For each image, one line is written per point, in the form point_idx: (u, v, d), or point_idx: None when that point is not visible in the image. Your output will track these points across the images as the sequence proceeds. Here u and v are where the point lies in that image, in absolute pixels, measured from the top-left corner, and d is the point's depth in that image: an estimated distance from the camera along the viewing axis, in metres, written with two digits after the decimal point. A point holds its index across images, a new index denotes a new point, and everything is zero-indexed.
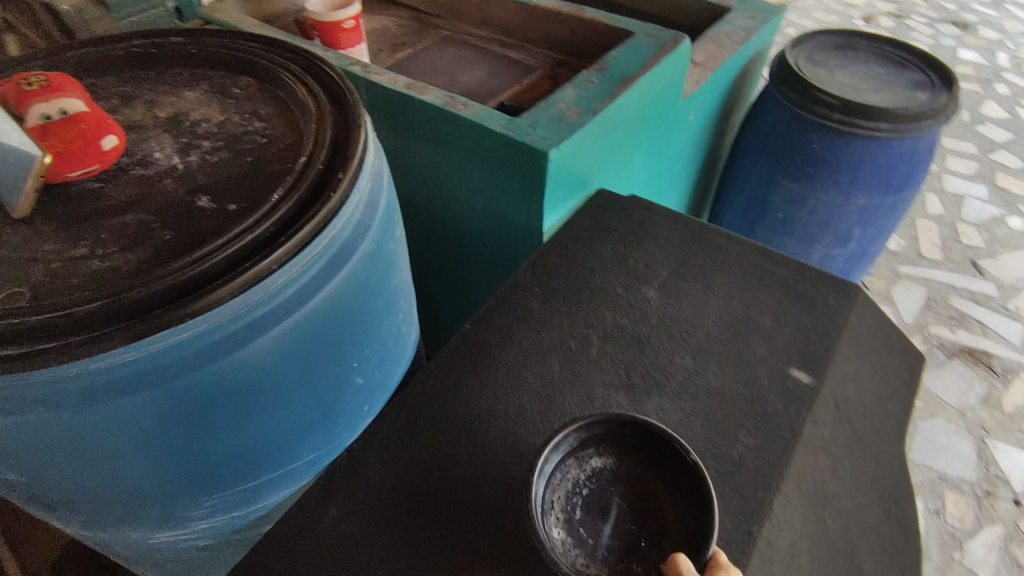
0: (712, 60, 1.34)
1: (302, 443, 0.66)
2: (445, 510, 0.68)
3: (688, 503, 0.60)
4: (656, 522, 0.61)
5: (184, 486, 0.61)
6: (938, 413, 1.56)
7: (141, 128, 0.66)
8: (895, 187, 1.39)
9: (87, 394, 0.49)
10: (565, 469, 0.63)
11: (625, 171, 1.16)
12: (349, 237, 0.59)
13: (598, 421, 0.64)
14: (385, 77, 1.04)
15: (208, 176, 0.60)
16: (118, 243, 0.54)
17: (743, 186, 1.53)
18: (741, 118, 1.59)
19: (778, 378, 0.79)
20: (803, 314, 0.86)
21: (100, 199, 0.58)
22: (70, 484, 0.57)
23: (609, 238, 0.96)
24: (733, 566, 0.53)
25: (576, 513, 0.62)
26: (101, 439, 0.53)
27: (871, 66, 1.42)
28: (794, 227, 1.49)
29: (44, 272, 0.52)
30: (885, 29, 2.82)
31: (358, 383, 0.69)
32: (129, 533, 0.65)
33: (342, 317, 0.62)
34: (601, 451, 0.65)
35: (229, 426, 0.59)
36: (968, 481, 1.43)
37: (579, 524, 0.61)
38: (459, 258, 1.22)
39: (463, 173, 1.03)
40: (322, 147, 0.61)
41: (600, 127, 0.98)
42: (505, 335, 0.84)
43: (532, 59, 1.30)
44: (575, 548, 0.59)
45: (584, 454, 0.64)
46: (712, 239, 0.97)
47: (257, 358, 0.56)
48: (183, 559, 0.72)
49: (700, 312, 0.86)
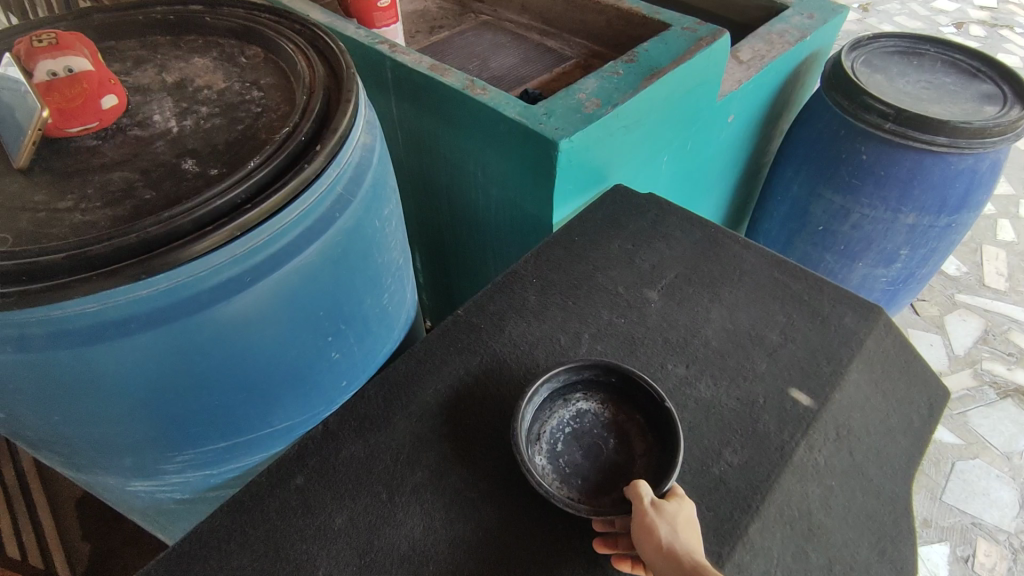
0: (758, 59, 1.28)
1: (274, 412, 0.67)
2: (408, 492, 0.67)
3: (660, 440, 0.69)
4: (628, 462, 0.69)
5: (153, 440, 0.62)
6: (979, 454, 1.44)
7: (147, 91, 0.68)
8: (951, 208, 1.27)
9: (51, 342, 0.51)
10: (553, 407, 0.73)
11: (650, 168, 1.12)
12: (326, 211, 0.59)
13: (585, 368, 0.73)
14: (409, 57, 1.04)
15: (199, 141, 0.61)
16: (101, 199, 0.56)
17: (783, 194, 1.45)
18: (789, 122, 1.51)
19: (776, 397, 0.74)
20: (814, 332, 0.81)
21: (95, 155, 0.60)
22: (44, 425, 0.59)
23: (619, 236, 0.93)
24: (684, 495, 0.60)
25: (559, 446, 0.71)
26: (68, 385, 0.54)
27: (936, 75, 1.31)
28: (834, 242, 1.40)
29: (28, 220, 0.54)
30: (975, 38, 2.61)
31: (335, 358, 0.68)
32: (105, 477, 0.67)
33: (317, 290, 0.62)
34: (587, 394, 0.74)
35: (196, 387, 0.59)
36: (1004, 531, 1.32)
37: (560, 455, 0.70)
38: (475, 244, 1.21)
39: (479, 157, 1.02)
40: (309, 118, 0.60)
41: (619, 120, 0.95)
42: (496, 324, 0.82)
43: (568, 48, 1.27)
44: (554, 474, 0.68)
45: (571, 396, 0.74)
46: (728, 245, 0.92)
47: (224, 323, 0.56)
48: (160, 508, 0.75)
49: (701, 319, 0.82)
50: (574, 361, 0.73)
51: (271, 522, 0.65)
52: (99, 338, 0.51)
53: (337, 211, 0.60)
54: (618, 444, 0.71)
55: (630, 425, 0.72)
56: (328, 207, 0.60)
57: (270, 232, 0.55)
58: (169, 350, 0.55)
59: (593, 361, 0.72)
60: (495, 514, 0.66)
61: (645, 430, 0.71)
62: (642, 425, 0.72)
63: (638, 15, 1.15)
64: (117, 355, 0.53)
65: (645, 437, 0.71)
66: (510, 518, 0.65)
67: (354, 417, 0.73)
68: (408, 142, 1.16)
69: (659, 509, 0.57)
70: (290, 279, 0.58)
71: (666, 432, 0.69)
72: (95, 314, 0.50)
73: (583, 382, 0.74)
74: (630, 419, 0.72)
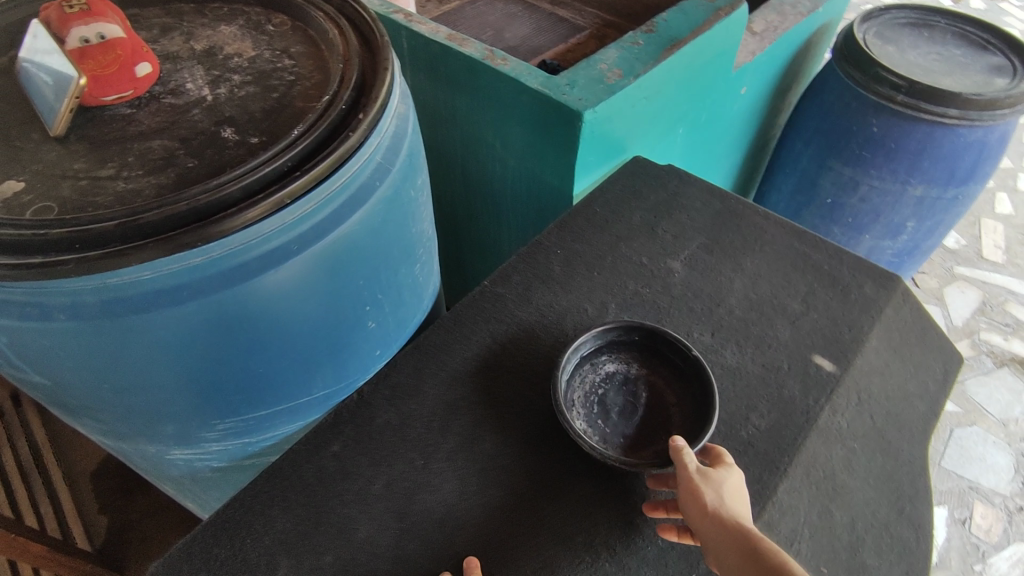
0: (772, 30, 1.27)
1: (313, 380, 0.67)
2: (447, 456, 0.69)
3: (691, 393, 0.72)
4: (662, 414, 0.73)
5: (196, 407, 0.63)
6: (977, 421, 1.48)
7: (177, 59, 0.67)
8: (959, 179, 1.29)
9: (102, 310, 0.51)
10: (583, 372, 0.75)
11: (666, 140, 1.12)
12: (367, 180, 0.59)
13: (610, 330, 0.75)
14: (427, 27, 1.02)
15: (235, 109, 0.61)
16: (143, 167, 0.55)
17: (792, 167, 1.46)
18: (798, 95, 1.51)
19: (799, 363, 0.76)
20: (835, 301, 0.82)
21: (131, 124, 0.60)
22: (89, 393, 0.59)
23: (641, 207, 0.94)
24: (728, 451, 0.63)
25: (595, 408, 0.73)
26: (118, 353, 0.55)
27: (947, 47, 1.32)
28: (842, 215, 1.42)
29: (71, 188, 0.53)
30: (976, 11, 2.61)
31: (371, 327, 0.69)
32: (145, 446, 0.68)
33: (358, 259, 0.62)
34: (612, 356, 0.77)
35: (241, 354, 0.60)
36: (1000, 494, 1.37)
37: (597, 416, 0.73)
38: (491, 217, 1.21)
39: (498, 129, 1.02)
40: (348, 86, 0.60)
41: (640, 91, 0.94)
42: (523, 294, 0.83)
43: (582, 18, 1.26)
44: (596, 435, 0.71)
45: (598, 359, 0.76)
46: (748, 216, 0.93)
47: (270, 291, 0.57)
48: (196, 477, 0.76)
49: (725, 289, 0.83)
50: (600, 325, 0.75)
51: (313, 487, 0.66)
52: (149, 305, 0.52)
53: (377, 180, 0.60)
54: (651, 399, 0.74)
55: (660, 381, 0.75)
56: (369, 176, 0.60)
57: (316, 200, 0.55)
58: (217, 317, 0.55)
59: (621, 322, 0.75)
60: (531, 479, 0.67)
61: (676, 385, 0.74)
62: (672, 381, 0.75)
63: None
64: (167, 322, 0.53)
65: (676, 392, 0.74)
66: (545, 483, 0.67)
67: (388, 386, 0.74)
68: (423, 114, 1.15)
69: (705, 475, 0.58)
70: (333, 248, 0.59)
71: (697, 387, 0.72)
72: (146, 282, 0.50)
73: (610, 344, 0.77)
74: (660, 375, 0.76)
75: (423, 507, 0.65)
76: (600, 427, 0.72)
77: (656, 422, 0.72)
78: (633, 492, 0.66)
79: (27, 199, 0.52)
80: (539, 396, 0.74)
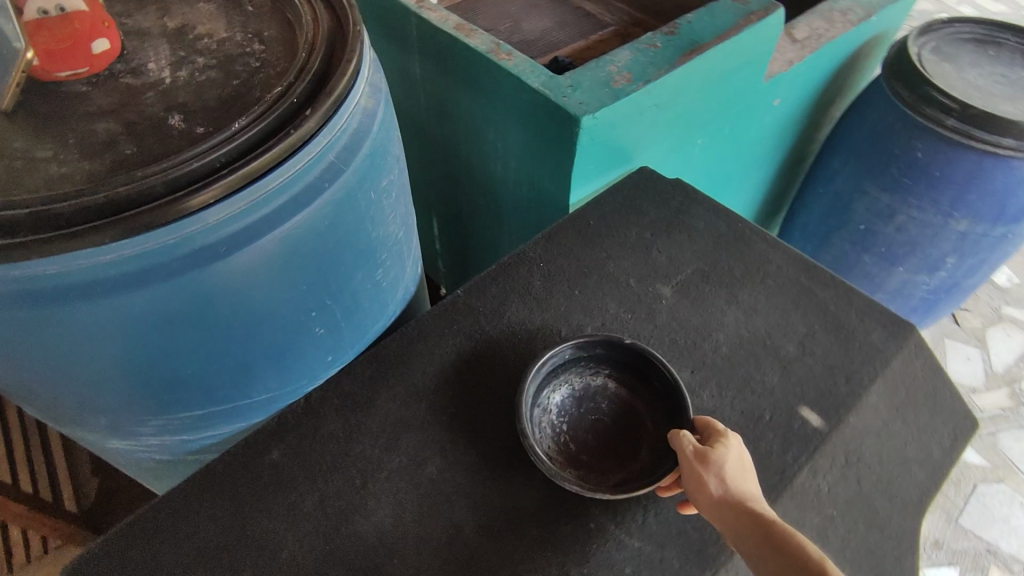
0: (815, 38, 1.17)
1: (255, 382, 0.65)
2: (380, 479, 0.67)
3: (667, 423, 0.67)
4: (633, 420, 0.69)
5: (129, 399, 0.61)
6: (1004, 479, 1.36)
7: (145, 36, 0.63)
8: (1009, 217, 1.17)
9: (14, 300, 0.49)
10: (537, 420, 0.68)
11: (682, 151, 1.05)
12: (313, 180, 0.56)
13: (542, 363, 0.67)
14: (436, 14, 0.98)
15: (189, 94, 0.58)
16: (81, 151, 0.53)
17: (826, 188, 1.36)
18: (843, 110, 1.40)
19: (784, 414, 0.69)
20: (835, 347, 0.75)
21: (82, 103, 0.57)
22: (17, 378, 0.58)
23: (638, 223, 0.88)
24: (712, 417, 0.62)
25: (572, 446, 0.68)
26: (37, 343, 0.53)
27: (1014, 69, 1.19)
28: (875, 244, 1.31)
29: (3, 169, 0.51)
30: None
31: (318, 332, 0.66)
32: (85, 430, 0.67)
33: (299, 266, 0.59)
34: (552, 383, 0.70)
35: (168, 353, 0.57)
36: (1019, 561, 1.26)
37: (579, 453, 0.67)
38: (492, 216, 1.17)
39: (500, 127, 0.97)
40: (304, 78, 0.56)
41: (650, 99, 0.88)
42: (497, 308, 0.79)
43: (608, 14, 1.19)
44: (594, 475, 0.65)
45: (541, 398, 0.69)
46: (754, 242, 0.86)
47: (194, 296, 0.54)
48: (142, 463, 0.75)
49: (714, 322, 0.77)
50: (533, 365, 0.67)
51: (241, 495, 0.65)
52: (63, 300, 0.49)
53: (326, 181, 0.57)
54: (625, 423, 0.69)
55: (638, 405, 0.70)
56: (317, 177, 0.56)
57: (249, 200, 0.51)
58: (140, 315, 0.53)
59: (599, 336, 0.70)
60: (466, 509, 0.65)
61: (656, 409, 0.69)
62: (652, 404, 0.69)
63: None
64: (84, 317, 0.51)
65: (654, 418, 0.68)
66: (480, 517, 0.64)
67: (339, 393, 0.71)
68: (430, 105, 1.11)
69: (704, 458, 0.57)
70: (271, 252, 0.55)
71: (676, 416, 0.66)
72: (58, 275, 0.48)
73: (590, 357, 0.71)
74: (639, 398, 0.70)
75: (347, 530, 0.63)
76: (565, 449, 0.67)
77: (627, 449, 0.67)
78: (575, 538, 0.63)
79: None
80: (493, 421, 0.70)
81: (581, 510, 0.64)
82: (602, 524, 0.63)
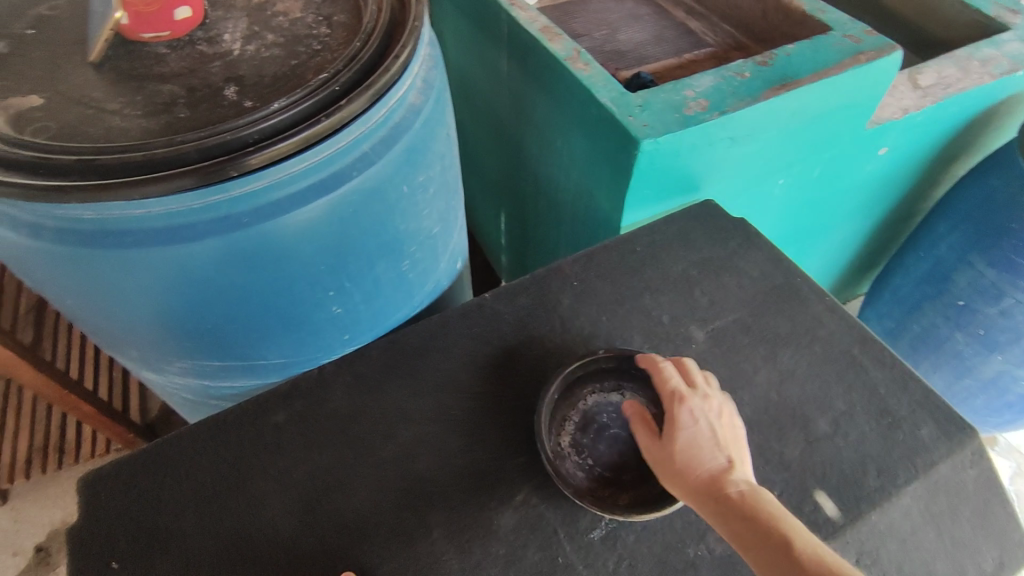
0: (941, 87, 1.05)
1: (268, 347, 0.68)
2: (372, 463, 0.66)
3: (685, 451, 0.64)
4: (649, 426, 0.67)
5: (154, 340, 0.66)
6: None
7: (229, 7, 0.67)
8: None
9: (55, 237, 0.53)
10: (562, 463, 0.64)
11: (760, 188, 0.98)
12: (341, 168, 0.57)
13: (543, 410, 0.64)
14: (525, 14, 0.97)
15: (250, 68, 0.61)
16: (143, 109, 0.57)
17: (928, 252, 1.22)
18: (967, 169, 1.25)
19: (795, 494, 0.64)
20: (873, 433, 0.68)
21: (157, 64, 0.61)
22: (64, 303, 0.64)
23: (687, 258, 0.83)
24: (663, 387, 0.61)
25: (608, 472, 0.64)
26: (78, 276, 0.58)
27: None
28: (972, 325, 1.17)
29: (76, 116, 0.57)
30: None
31: (335, 311, 0.68)
32: (123, 359, 0.73)
33: (321, 245, 0.60)
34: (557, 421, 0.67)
35: (191, 305, 0.61)
36: None
37: (618, 477, 0.64)
38: (553, 222, 1.15)
39: (567, 136, 0.95)
40: (351, 68, 0.57)
41: (724, 130, 0.83)
42: (520, 318, 0.77)
43: (710, 34, 1.13)
44: (645, 490, 0.63)
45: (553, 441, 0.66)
46: (809, 301, 0.79)
47: (217, 257, 0.56)
48: (172, 398, 0.80)
49: (743, 379, 0.72)
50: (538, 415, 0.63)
51: (241, 449, 0.67)
52: (95, 244, 0.53)
53: (354, 171, 0.58)
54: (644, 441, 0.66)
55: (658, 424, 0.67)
56: (345, 165, 0.57)
57: (273, 179, 0.53)
58: (162, 270, 0.56)
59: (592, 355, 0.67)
60: (440, 518, 0.63)
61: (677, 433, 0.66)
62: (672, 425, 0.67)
63: (798, 11, 0.99)
64: (113, 263, 0.55)
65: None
66: (451, 528, 0.62)
67: (348, 373, 0.72)
68: (509, 103, 1.11)
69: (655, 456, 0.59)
70: (290, 228, 0.57)
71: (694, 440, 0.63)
72: (94, 220, 0.52)
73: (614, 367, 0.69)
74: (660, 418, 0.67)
75: (332, 506, 0.64)
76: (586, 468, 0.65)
77: (648, 470, 0.64)
78: (540, 571, 0.59)
79: (38, 115, 0.57)
80: (488, 430, 0.68)
81: (555, 544, 0.61)
82: (571, 563, 0.60)
